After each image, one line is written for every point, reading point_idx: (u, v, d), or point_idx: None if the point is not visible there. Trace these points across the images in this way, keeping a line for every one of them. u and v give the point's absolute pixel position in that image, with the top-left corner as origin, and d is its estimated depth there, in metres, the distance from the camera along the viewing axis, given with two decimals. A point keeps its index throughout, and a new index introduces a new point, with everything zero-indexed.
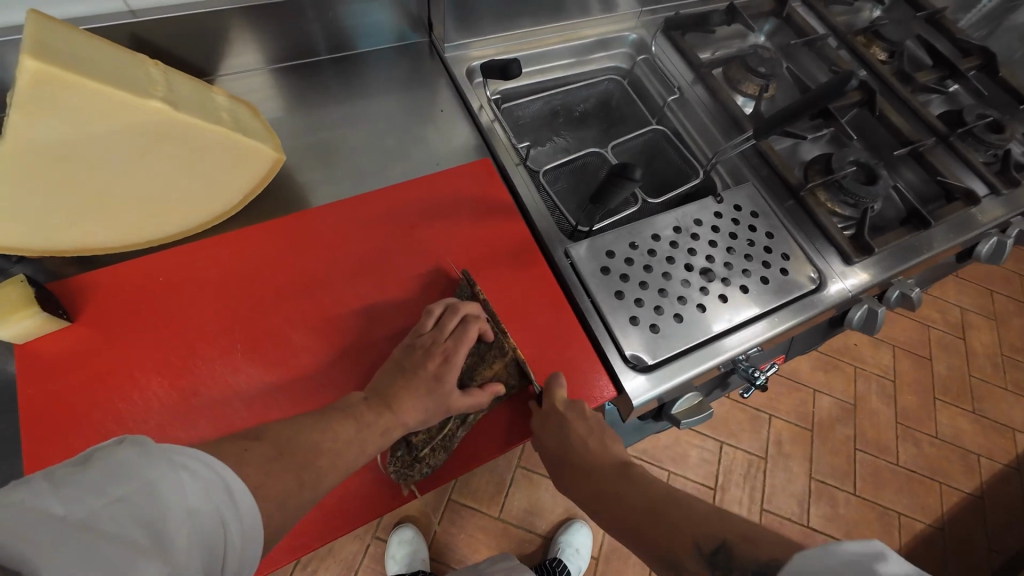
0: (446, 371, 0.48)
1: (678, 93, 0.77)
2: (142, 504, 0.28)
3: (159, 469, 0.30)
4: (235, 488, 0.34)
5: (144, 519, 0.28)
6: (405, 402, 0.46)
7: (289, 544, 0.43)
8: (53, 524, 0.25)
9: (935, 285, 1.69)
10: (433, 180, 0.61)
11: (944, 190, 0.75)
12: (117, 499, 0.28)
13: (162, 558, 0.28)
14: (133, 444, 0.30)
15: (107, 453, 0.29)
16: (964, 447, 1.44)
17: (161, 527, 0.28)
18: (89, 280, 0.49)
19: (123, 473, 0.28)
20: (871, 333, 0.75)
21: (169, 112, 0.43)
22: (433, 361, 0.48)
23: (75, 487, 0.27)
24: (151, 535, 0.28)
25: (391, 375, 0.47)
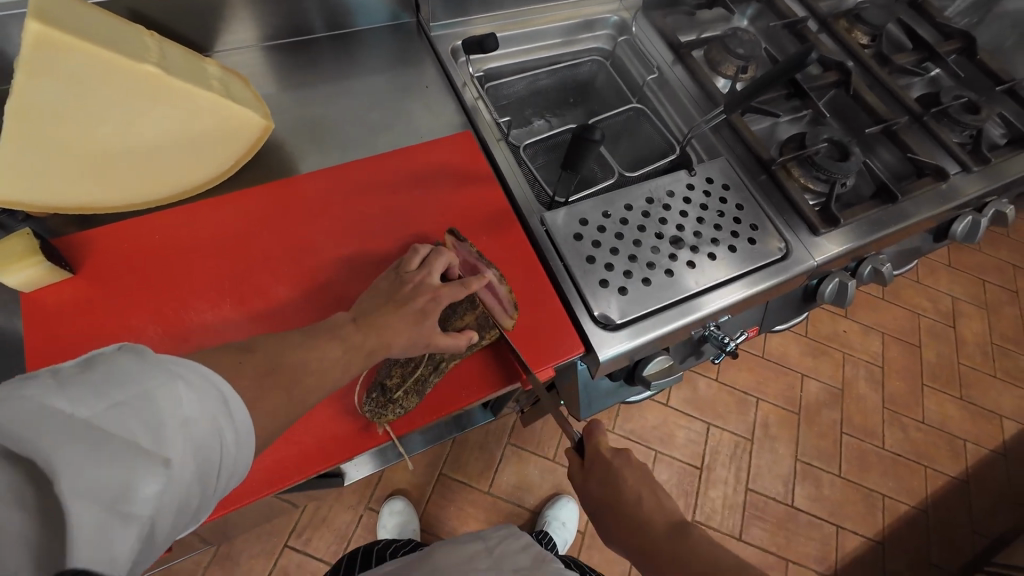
0: (432, 309, 0.50)
1: (658, 73, 0.79)
2: (139, 409, 0.30)
3: (156, 378, 0.31)
4: (230, 401, 0.36)
5: (142, 420, 0.30)
6: (393, 332, 0.49)
7: (270, 476, 0.47)
8: (62, 420, 0.28)
9: (927, 274, 1.70)
10: (415, 150, 0.64)
11: (915, 167, 0.77)
12: (117, 402, 0.29)
13: (161, 457, 0.30)
14: (129, 355, 0.32)
15: (107, 359, 0.31)
16: (951, 433, 1.45)
17: (159, 429, 0.30)
18: (89, 237, 0.53)
19: (118, 380, 0.30)
20: (842, 306, 0.77)
21: (162, 77, 0.47)
22: (421, 297, 0.51)
23: (78, 389, 0.29)
24: (153, 435, 0.30)
25: (378, 306, 0.50)
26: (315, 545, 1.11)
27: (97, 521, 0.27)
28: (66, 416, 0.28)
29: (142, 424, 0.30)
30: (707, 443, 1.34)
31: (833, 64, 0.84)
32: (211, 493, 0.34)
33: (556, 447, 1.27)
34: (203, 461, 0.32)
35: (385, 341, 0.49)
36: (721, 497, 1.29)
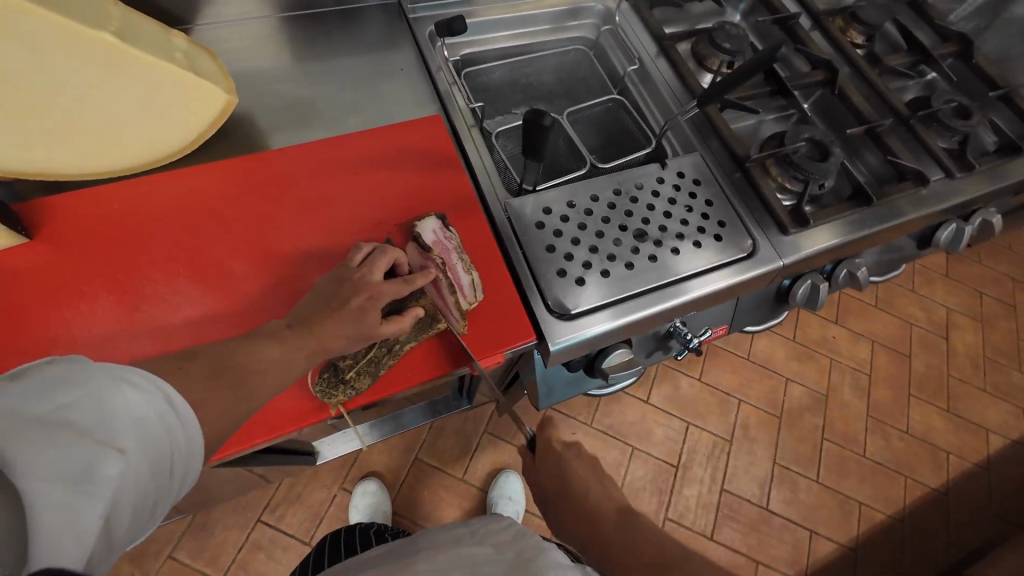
0: (370, 307, 0.48)
1: (638, 64, 0.78)
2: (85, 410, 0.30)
3: (102, 380, 0.31)
4: (177, 404, 0.35)
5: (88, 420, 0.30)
6: (329, 329, 0.47)
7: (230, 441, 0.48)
8: (10, 420, 0.28)
9: (922, 283, 1.67)
10: (382, 131, 0.64)
11: (897, 171, 0.76)
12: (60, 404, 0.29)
13: (115, 447, 0.30)
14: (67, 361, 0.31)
15: (42, 368, 0.31)
16: (934, 444, 1.44)
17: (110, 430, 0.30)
18: (50, 203, 0.53)
19: (69, 382, 0.30)
20: (813, 310, 0.77)
21: (123, 47, 0.47)
22: (359, 296, 0.48)
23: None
24: (108, 431, 0.30)
25: (316, 304, 0.48)
26: (289, 521, 1.13)
27: (58, 507, 0.26)
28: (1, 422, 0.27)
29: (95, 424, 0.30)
30: (685, 442, 1.34)
31: (821, 63, 0.82)
32: (165, 493, 0.34)
33: None
34: (156, 459, 0.32)
35: (325, 326, 0.47)
36: (696, 496, 1.29)
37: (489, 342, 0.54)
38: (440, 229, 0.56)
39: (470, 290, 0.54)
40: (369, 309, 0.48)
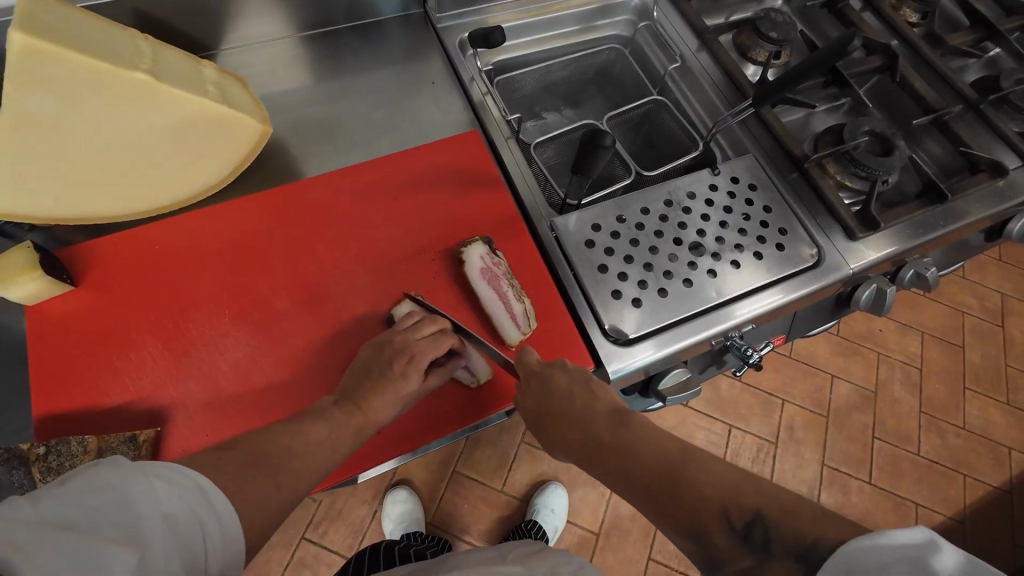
0: (412, 371, 0.48)
1: (680, 61, 0.74)
2: (185, 522, 0.31)
3: (131, 480, 0.30)
4: (211, 494, 0.34)
5: (184, 539, 0.31)
6: (375, 401, 0.47)
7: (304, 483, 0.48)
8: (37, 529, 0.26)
9: (974, 270, 1.58)
10: (418, 152, 0.61)
11: (968, 162, 0.70)
12: (167, 513, 0.31)
13: (137, 549, 0.28)
14: (157, 467, 0.32)
15: (81, 472, 0.30)
16: (994, 441, 1.37)
17: (195, 555, 0.31)
18: (92, 247, 0.52)
19: (95, 486, 0.29)
20: (880, 314, 0.72)
21: (152, 83, 0.45)
22: (398, 361, 0.48)
23: (108, 490, 0.29)
24: (127, 533, 0.28)
25: (358, 375, 0.48)
26: (331, 537, 1.13)
27: None
28: (114, 532, 0.28)
29: (191, 539, 0.31)
30: (728, 446, 1.30)
31: (877, 47, 0.76)
32: None
33: None
34: (184, 562, 0.30)
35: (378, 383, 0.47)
36: None
37: None
38: (488, 254, 0.55)
39: (516, 330, 0.53)
40: (410, 372, 0.48)
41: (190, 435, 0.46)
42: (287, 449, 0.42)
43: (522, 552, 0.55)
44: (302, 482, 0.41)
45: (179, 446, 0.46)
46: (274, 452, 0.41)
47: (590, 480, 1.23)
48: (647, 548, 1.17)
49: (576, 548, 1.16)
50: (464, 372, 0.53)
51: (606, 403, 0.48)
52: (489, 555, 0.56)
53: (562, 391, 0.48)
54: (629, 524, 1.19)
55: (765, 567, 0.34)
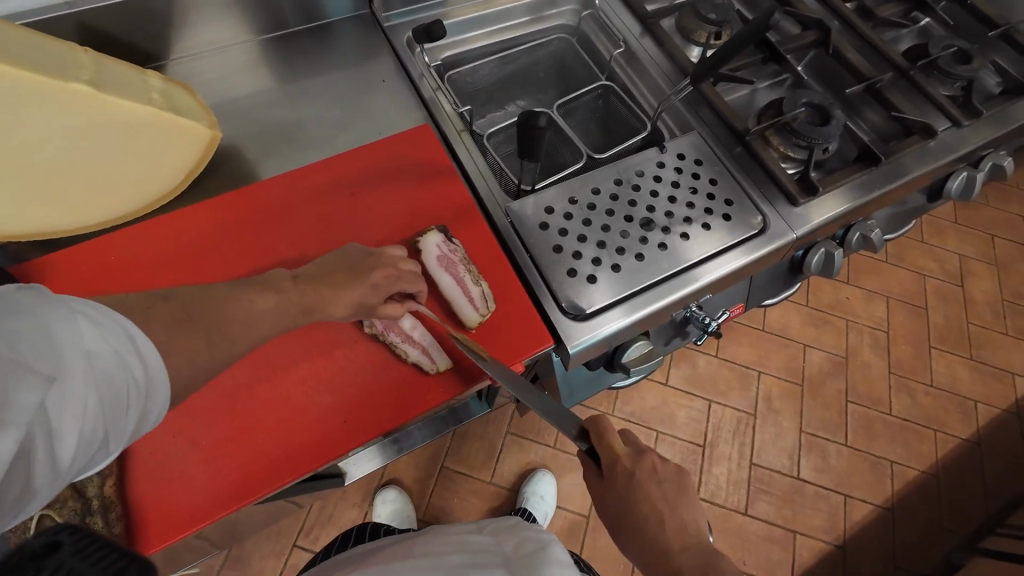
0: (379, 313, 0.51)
1: (624, 46, 0.76)
2: (108, 364, 0.32)
3: (51, 311, 0.30)
4: (141, 342, 0.34)
5: (103, 376, 0.31)
6: None
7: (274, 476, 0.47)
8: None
9: (932, 234, 1.65)
10: (371, 148, 0.63)
11: (901, 126, 0.74)
12: (89, 351, 0.31)
13: (49, 376, 0.29)
14: (84, 310, 0.32)
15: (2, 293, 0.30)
16: (962, 395, 1.42)
17: (120, 399, 0.32)
18: (50, 261, 0.52)
19: (14, 310, 0.29)
20: (830, 277, 0.75)
21: (93, 94, 0.46)
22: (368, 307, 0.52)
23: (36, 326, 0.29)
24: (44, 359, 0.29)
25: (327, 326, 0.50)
26: (324, 543, 1.13)
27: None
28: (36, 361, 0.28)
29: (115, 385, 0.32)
30: (709, 421, 1.33)
31: (812, 23, 0.79)
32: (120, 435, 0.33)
33: (557, 434, 1.28)
34: (110, 400, 0.32)
35: None
36: (725, 474, 1.28)
37: (504, 352, 0.53)
38: (444, 242, 0.56)
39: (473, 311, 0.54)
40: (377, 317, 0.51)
41: (154, 437, 0.47)
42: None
43: (498, 527, 0.64)
44: None
45: (145, 449, 0.46)
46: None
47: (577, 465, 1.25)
48: None
49: (568, 532, 1.18)
50: (424, 358, 0.52)
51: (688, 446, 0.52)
52: (468, 526, 0.64)
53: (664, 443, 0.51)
54: None
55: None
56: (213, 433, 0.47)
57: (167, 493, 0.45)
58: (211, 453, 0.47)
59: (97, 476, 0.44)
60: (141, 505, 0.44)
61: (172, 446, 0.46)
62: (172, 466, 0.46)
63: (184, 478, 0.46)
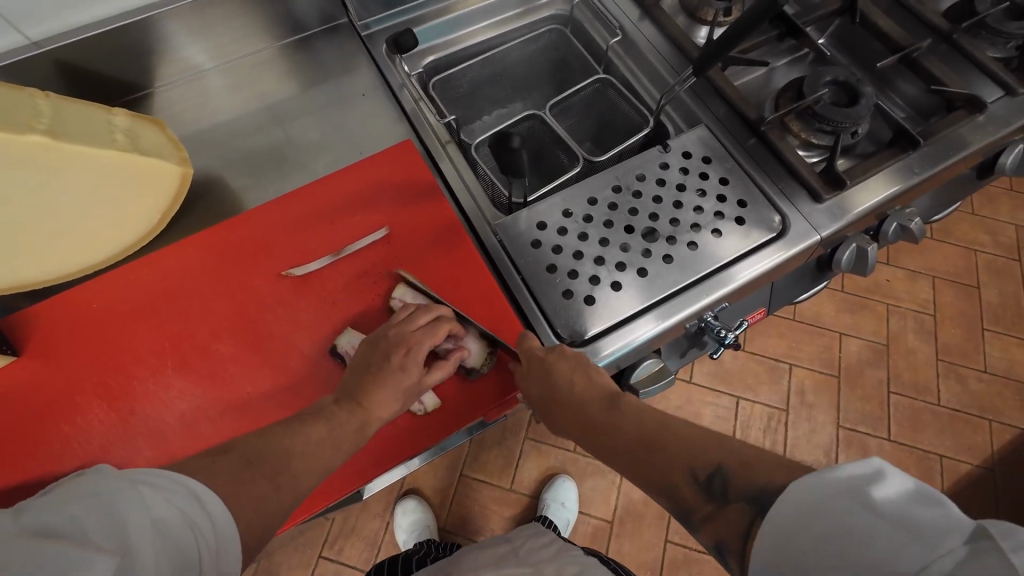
0: (412, 362, 0.47)
1: (622, 34, 0.69)
2: (178, 527, 0.31)
3: (110, 485, 0.30)
4: (172, 476, 0.34)
5: (174, 547, 0.30)
6: (379, 398, 0.45)
7: None
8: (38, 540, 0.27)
9: (983, 204, 1.50)
10: (352, 170, 0.59)
11: (943, 100, 0.65)
12: (155, 518, 0.30)
13: (110, 539, 0.28)
14: (149, 475, 0.32)
15: (73, 481, 0.31)
16: (1020, 380, 1.30)
17: (188, 556, 0.31)
18: (34, 312, 0.51)
19: (70, 498, 0.29)
20: (864, 274, 0.67)
21: (48, 143, 0.44)
22: (397, 353, 0.47)
23: (94, 500, 0.29)
24: (103, 530, 0.28)
25: (359, 374, 0.46)
26: (349, 553, 1.14)
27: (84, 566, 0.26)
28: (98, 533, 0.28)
29: (188, 560, 0.31)
30: (738, 419, 1.27)
31: None
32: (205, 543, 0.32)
33: None
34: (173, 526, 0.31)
35: (381, 403, 0.45)
36: None
37: (493, 388, 0.51)
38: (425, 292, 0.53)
39: (481, 345, 0.51)
40: (411, 364, 0.47)
41: None
42: (273, 439, 0.41)
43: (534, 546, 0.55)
44: (292, 471, 0.40)
45: None
46: (261, 448, 0.40)
47: (599, 469, 1.22)
48: (664, 531, 1.15)
49: (591, 539, 1.15)
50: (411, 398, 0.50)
51: (599, 387, 0.46)
52: (503, 551, 0.56)
53: (563, 380, 0.46)
54: (643, 508, 1.17)
55: (721, 513, 0.34)
56: None
57: None
58: None
59: None
60: None
61: None
62: None
63: None
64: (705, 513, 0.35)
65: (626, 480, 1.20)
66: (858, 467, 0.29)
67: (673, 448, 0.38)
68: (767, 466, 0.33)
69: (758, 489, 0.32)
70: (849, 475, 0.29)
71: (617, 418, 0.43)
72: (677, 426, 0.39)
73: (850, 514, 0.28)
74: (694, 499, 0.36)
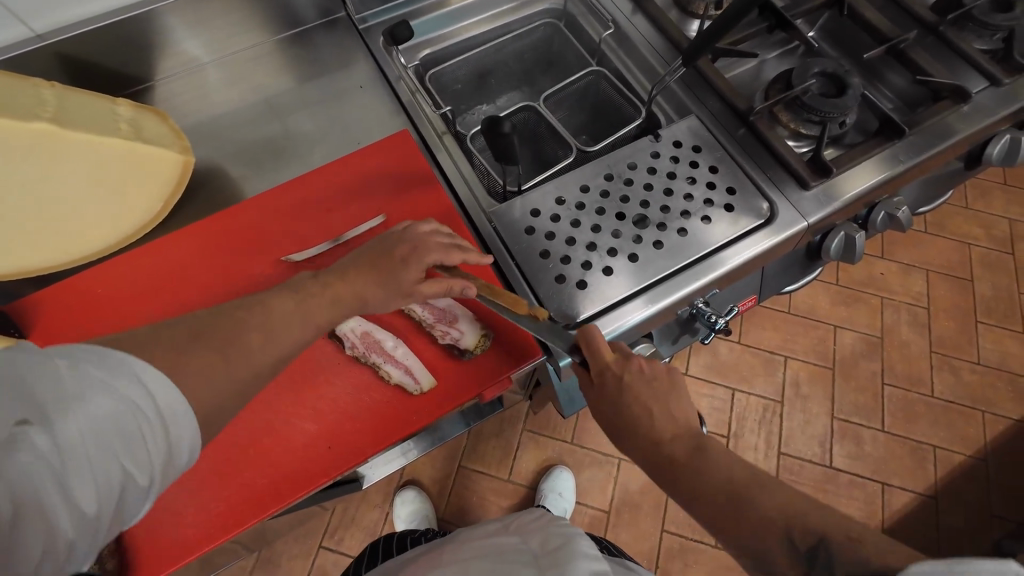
0: (412, 260, 0.48)
1: (614, 27, 0.70)
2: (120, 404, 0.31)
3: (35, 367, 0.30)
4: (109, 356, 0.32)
5: (98, 424, 0.30)
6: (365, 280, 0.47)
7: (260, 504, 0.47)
8: None
9: (976, 198, 1.52)
10: (350, 160, 0.61)
11: (929, 90, 0.66)
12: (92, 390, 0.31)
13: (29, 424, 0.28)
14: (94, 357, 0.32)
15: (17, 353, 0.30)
16: (1012, 371, 1.32)
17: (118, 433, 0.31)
18: (40, 298, 0.53)
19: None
20: (852, 262, 0.69)
21: (56, 131, 0.46)
22: (402, 246, 0.48)
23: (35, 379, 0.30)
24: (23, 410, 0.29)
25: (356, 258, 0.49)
26: (348, 543, 1.15)
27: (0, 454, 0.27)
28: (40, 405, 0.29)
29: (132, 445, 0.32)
30: (733, 410, 1.28)
31: None
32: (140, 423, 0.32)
33: (573, 429, 1.26)
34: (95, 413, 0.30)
35: (367, 287, 0.47)
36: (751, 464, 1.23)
37: (486, 369, 0.52)
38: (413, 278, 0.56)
39: (475, 327, 0.52)
40: (409, 261, 0.48)
41: None
42: None
43: (524, 522, 0.56)
44: None
45: None
46: None
47: (595, 460, 1.23)
48: (660, 520, 1.16)
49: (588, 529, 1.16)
50: (408, 378, 0.51)
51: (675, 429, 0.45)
52: (493, 528, 0.56)
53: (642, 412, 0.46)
54: (639, 499, 1.19)
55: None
56: (200, 466, 0.48)
57: (158, 525, 0.46)
58: (200, 483, 0.47)
59: None
60: (134, 537, 0.46)
61: None
62: (161, 503, 0.47)
63: (172, 514, 0.47)
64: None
65: (622, 471, 1.21)
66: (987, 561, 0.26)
67: (758, 510, 0.37)
68: (877, 545, 0.32)
69: (870, 571, 0.31)
70: (978, 572, 0.25)
71: (700, 475, 0.41)
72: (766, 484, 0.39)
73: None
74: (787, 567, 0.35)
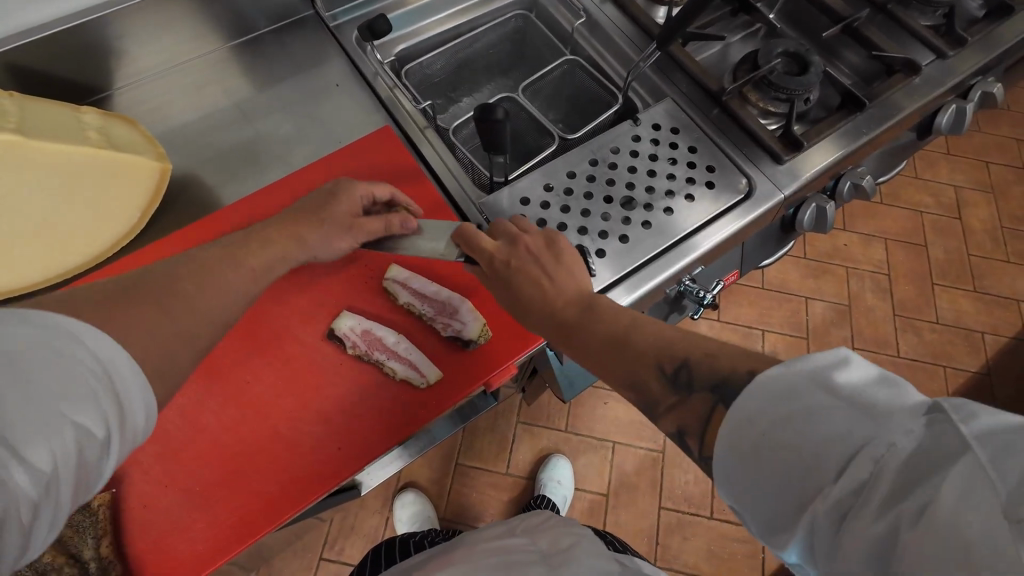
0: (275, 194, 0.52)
1: (586, 16, 0.72)
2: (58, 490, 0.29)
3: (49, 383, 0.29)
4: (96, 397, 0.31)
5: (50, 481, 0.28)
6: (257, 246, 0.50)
7: (274, 509, 0.47)
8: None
9: (925, 168, 1.61)
10: (334, 159, 0.60)
11: (883, 65, 0.70)
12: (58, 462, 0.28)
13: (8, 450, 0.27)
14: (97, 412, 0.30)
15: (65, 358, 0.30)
16: (967, 328, 1.41)
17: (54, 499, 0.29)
18: None
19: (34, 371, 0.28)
20: (823, 233, 0.72)
21: (20, 141, 0.46)
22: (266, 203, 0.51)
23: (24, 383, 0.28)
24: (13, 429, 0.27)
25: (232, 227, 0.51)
26: (349, 552, 1.13)
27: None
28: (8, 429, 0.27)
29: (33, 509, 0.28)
30: None
31: None
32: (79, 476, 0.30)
33: (567, 417, 1.27)
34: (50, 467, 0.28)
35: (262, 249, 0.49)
36: None
37: (489, 358, 0.52)
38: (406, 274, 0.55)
39: (475, 318, 0.52)
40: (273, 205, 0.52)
41: (148, 490, 0.47)
42: None
43: (530, 524, 0.54)
44: None
45: (139, 502, 0.47)
46: None
47: (591, 445, 1.25)
48: (656, 498, 1.19)
49: (588, 514, 1.18)
50: (412, 373, 0.51)
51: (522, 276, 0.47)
52: (498, 530, 0.55)
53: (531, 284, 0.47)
54: (635, 479, 1.21)
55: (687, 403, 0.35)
56: (205, 480, 0.47)
57: (168, 543, 0.46)
58: (208, 498, 0.47)
59: (92, 539, 0.45)
60: (144, 558, 0.45)
61: (166, 498, 0.47)
62: (169, 519, 0.46)
63: (181, 529, 0.46)
64: (670, 404, 0.36)
65: (617, 453, 1.24)
66: (824, 356, 0.30)
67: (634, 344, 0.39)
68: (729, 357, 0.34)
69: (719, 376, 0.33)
70: (818, 361, 0.29)
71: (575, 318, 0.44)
72: (649, 330, 0.39)
73: (811, 398, 0.28)
74: (659, 392, 0.37)
